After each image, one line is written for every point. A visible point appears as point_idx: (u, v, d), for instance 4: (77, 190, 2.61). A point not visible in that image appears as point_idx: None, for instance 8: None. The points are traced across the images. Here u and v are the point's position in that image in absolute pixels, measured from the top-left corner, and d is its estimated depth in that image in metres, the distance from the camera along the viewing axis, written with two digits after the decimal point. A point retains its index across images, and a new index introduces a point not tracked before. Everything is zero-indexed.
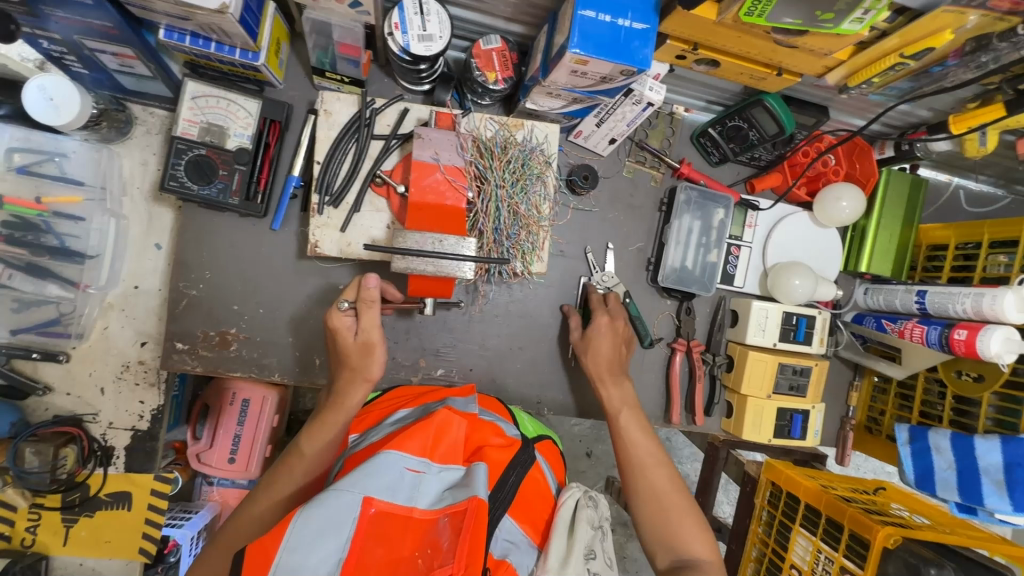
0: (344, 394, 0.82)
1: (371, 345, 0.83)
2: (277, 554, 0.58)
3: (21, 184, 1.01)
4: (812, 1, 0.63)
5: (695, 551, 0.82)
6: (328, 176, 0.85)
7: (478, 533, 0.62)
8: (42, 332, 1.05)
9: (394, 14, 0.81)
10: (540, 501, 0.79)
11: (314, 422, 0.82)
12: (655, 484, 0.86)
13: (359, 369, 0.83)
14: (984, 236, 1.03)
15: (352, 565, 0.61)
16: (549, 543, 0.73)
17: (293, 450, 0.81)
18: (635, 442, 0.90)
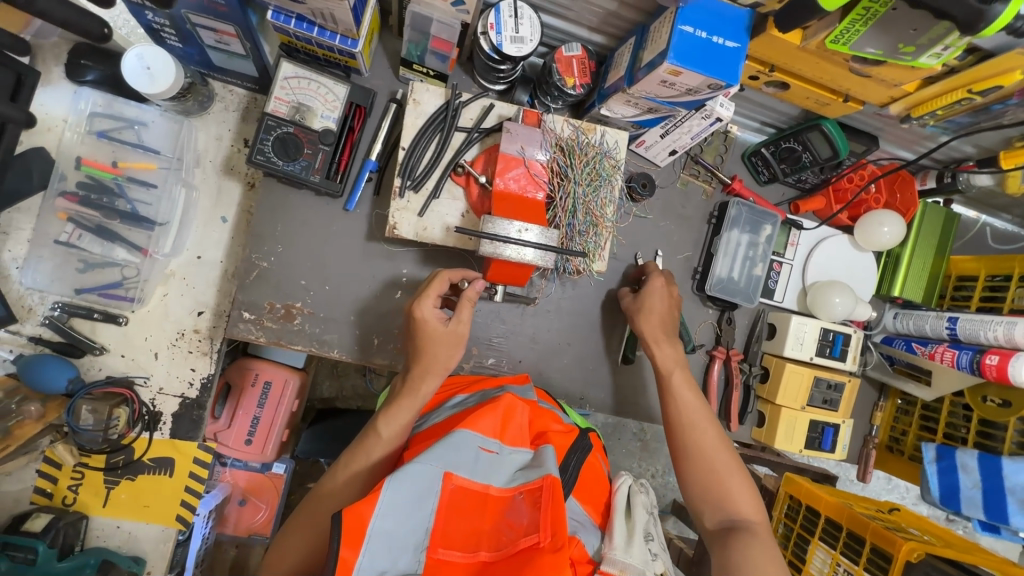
0: (421, 381, 0.84)
1: (460, 335, 0.85)
2: (372, 520, 0.63)
3: (100, 148, 1.04)
4: (898, 34, 0.68)
5: (744, 512, 0.85)
6: (412, 162, 0.89)
7: (558, 508, 0.67)
8: (104, 294, 1.07)
9: (490, 15, 0.86)
10: (598, 484, 0.83)
11: (389, 405, 0.84)
12: (703, 443, 0.89)
13: (442, 357, 0.84)
14: (1014, 271, 1.09)
15: (440, 534, 0.67)
16: (612, 524, 0.77)
17: (371, 432, 0.83)
18: (684, 402, 0.93)
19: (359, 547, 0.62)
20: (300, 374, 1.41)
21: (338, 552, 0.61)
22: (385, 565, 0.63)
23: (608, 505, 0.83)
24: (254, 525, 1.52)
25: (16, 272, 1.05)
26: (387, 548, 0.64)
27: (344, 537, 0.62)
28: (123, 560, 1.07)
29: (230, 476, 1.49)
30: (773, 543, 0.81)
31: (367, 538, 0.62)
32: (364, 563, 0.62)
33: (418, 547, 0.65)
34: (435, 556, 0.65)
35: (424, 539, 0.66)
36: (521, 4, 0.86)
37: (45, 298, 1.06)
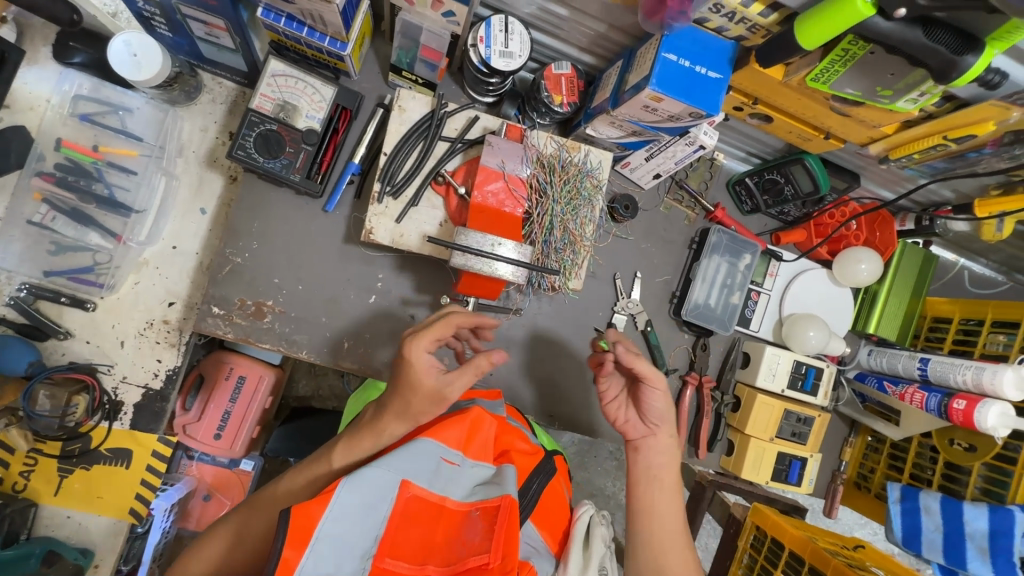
0: (386, 423, 0.76)
1: (442, 397, 0.75)
2: (320, 522, 0.61)
3: (81, 131, 1.03)
4: (876, 77, 0.69)
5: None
6: (392, 168, 0.89)
7: (512, 531, 0.66)
8: (73, 278, 1.05)
9: (480, 28, 0.86)
10: (559, 510, 0.82)
11: (350, 436, 0.79)
12: (669, 568, 0.84)
13: (415, 408, 0.75)
14: (987, 316, 1.10)
15: (389, 542, 0.65)
16: (567, 556, 0.77)
17: (326, 458, 0.80)
18: (660, 517, 0.87)
19: (303, 549, 0.60)
20: (275, 370, 1.40)
21: (281, 551, 0.59)
22: (328, 571, 0.61)
23: (567, 534, 0.82)
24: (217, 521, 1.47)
25: None
26: (333, 553, 0.61)
27: (288, 538, 0.59)
28: (69, 552, 1.04)
29: (196, 471, 1.47)
30: None
31: (314, 539, 0.60)
32: (306, 566, 0.60)
33: (364, 554, 0.63)
34: (380, 565, 0.63)
35: (372, 546, 0.64)
36: (512, 20, 0.87)
37: (12, 279, 1.04)
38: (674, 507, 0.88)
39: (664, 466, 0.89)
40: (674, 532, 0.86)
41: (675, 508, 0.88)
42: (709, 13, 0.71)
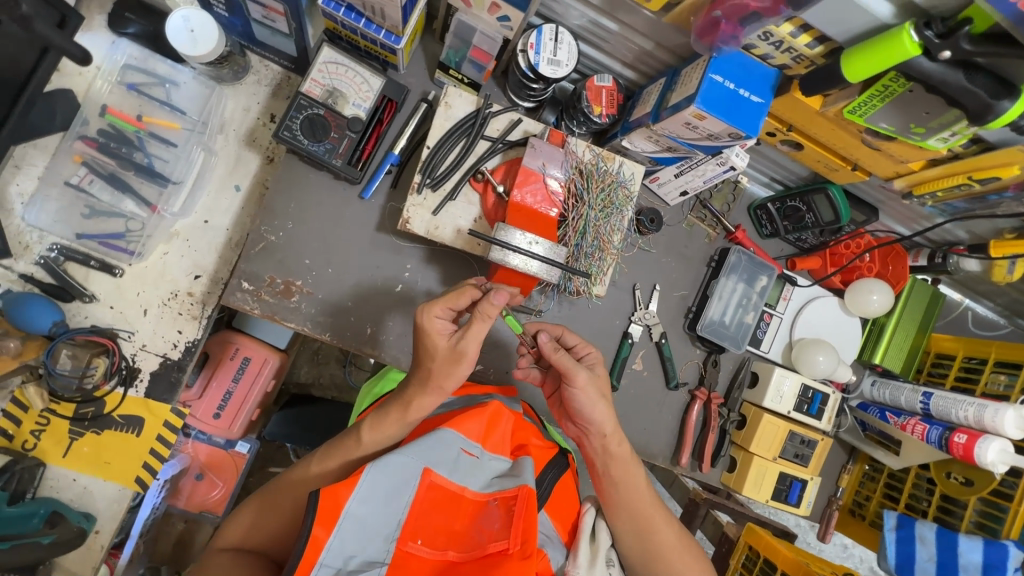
0: (410, 399, 0.79)
1: (460, 357, 0.77)
2: (347, 503, 0.66)
3: (127, 100, 1.05)
4: (911, 114, 0.72)
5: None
6: (434, 161, 0.91)
7: (530, 520, 0.69)
8: (104, 242, 1.06)
9: (532, 35, 0.90)
10: (569, 502, 0.84)
11: (377, 414, 0.81)
12: (662, 541, 0.85)
13: (435, 376, 0.78)
14: (990, 355, 1.13)
15: (411, 526, 0.69)
16: (578, 546, 0.79)
17: (353, 436, 0.82)
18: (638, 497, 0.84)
19: (331, 527, 0.65)
20: (280, 355, 1.40)
21: (311, 530, 0.64)
22: (355, 551, 0.67)
23: (575, 526, 0.84)
24: (207, 502, 1.47)
25: (20, 208, 1.03)
26: (357, 531, 0.67)
27: (318, 516, 0.65)
28: (72, 516, 1.03)
29: (192, 448, 1.45)
30: None
31: (341, 518, 0.66)
32: (334, 544, 0.65)
33: (389, 538, 0.68)
34: (404, 548, 0.68)
35: (395, 531, 0.69)
36: (562, 30, 0.90)
37: (44, 238, 1.05)
38: (638, 488, 0.84)
39: (609, 457, 0.83)
40: (648, 517, 0.84)
41: (640, 488, 0.84)
42: (758, 40, 0.74)
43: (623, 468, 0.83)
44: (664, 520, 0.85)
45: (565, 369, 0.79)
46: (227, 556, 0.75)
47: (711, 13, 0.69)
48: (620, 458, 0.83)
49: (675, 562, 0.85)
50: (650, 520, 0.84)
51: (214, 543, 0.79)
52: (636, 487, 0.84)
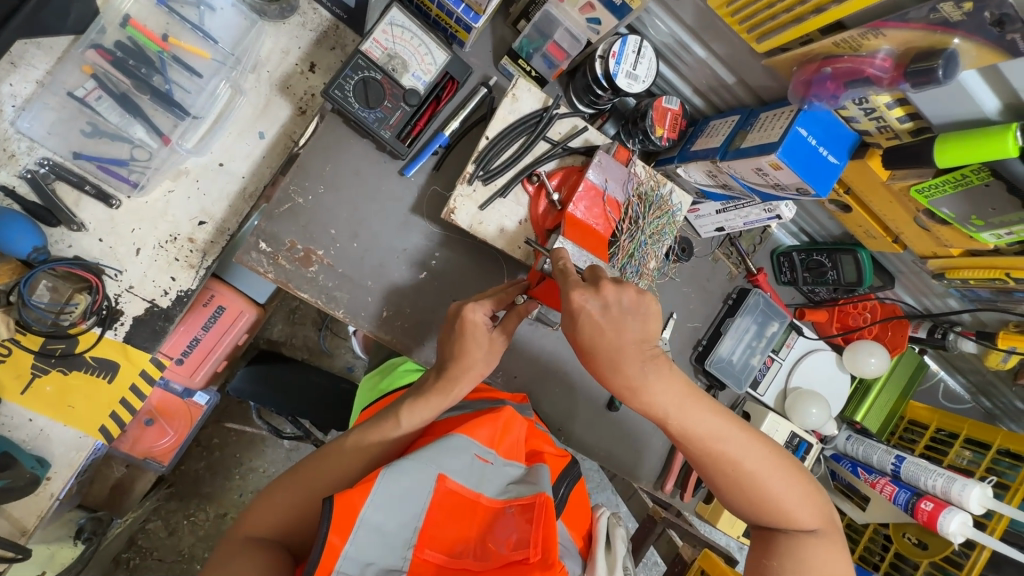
0: (455, 383, 0.79)
1: (498, 345, 0.80)
2: (362, 509, 0.63)
3: (154, 14, 0.95)
4: (976, 206, 0.74)
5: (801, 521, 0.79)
6: (491, 154, 0.87)
7: (550, 526, 0.66)
8: (103, 167, 0.96)
9: (616, 43, 0.86)
10: (582, 509, 0.83)
11: (415, 396, 0.80)
12: (741, 472, 0.77)
13: (480, 365, 0.79)
14: (962, 431, 1.20)
15: (428, 534, 0.67)
16: (595, 557, 0.76)
17: (390, 418, 0.80)
18: (696, 437, 0.76)
19: (347, 536, 0.62)
20: (257, 310, 1.30)
21: (327, 537, 0.61)
22: (372, 558, 0.63)
23: (590, 534, 0.82)
24: (152, 450, 1.32)
25: (10, 111, 0.91)
26: (374, 541, 0.63)
27: (333, 525, 0.61)
28: (26, 460, 0.94)
29: (158, 397, 1.30)
30: (823, 532, 0.79)
31: (357, 525, 0.62)
32: (351, 552, 0.62)
33: (407, 544, 0.65)
34: (421, 556, 0.65)
35: (412, 537, 0.66)
36: (646, 45, 0.87)
37: (33, 150, 0.93)
38: (688, 418, 0.75)
39: (646, 403, 0.73)
40: (715, 442, 0.76)
41: (690, 416, 0.75)
42: (850, 104, 0.73)
43: (658, 403, 0.73)
44: (740, 441, 0.77)
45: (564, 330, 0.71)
46: (256, 549, 0.71)
47: (820, 69, 0.69)
48: (650, 395, 0.72)
49: (767, 489, 0.77)
50: (718, 445, 0.76)
51: (235, 531, 0.74)
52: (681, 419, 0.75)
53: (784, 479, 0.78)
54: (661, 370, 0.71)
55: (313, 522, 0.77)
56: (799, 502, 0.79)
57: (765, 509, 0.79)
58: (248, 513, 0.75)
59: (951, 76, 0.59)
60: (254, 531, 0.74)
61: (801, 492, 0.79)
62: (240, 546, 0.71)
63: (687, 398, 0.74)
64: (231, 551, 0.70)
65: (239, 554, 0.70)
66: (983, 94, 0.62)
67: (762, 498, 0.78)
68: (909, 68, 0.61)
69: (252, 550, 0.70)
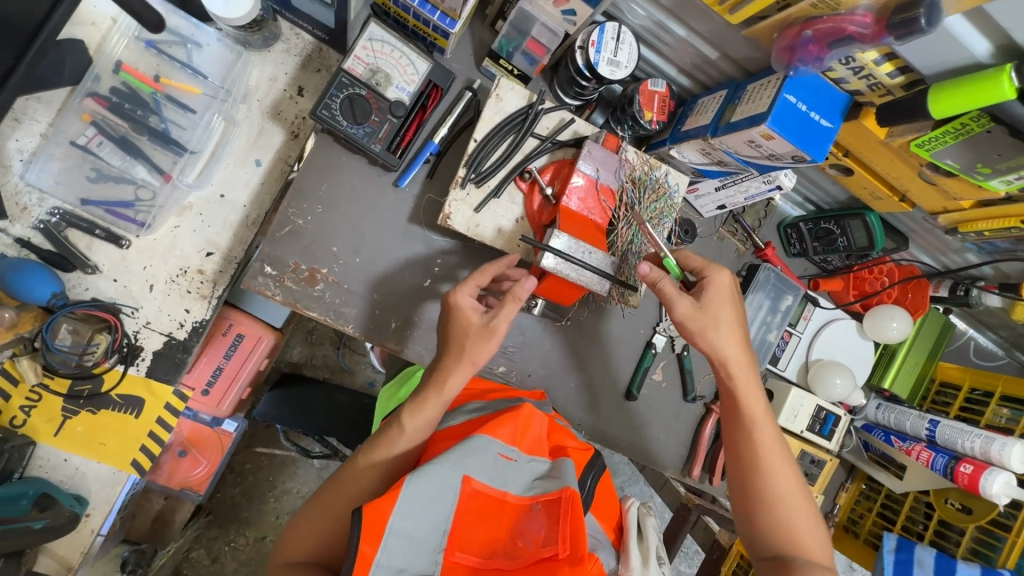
0: (447, 377, 0.77)
1: (492, 331, 0.77)
2: (390, 518, 0.62)
3: (143, 58, 0.98)
4: (980, 154, 0.72)
5: (814, 554, 0.80)
6: (481, 156, 0.87)
7: (579, 523, 0.65)
8: (111, 211, 0.99)
9: (594, 32, 0.85)
10: (610, 500, 0.81)
11: (414, 399, 0.78)
12: (770, 474, 0.82)
13: (470, 353, 0.77)
14: (996, 389, 1.16)
15: (457, 537, 0.65)
16: (629, 550, 0.74)
17: (393, 428, 0.78)
18: (746, 417, 0.84)
19: (378, 544, 0.61)
20: (275, 334, 1.32)
21: (358, 547, 0.60)
22: (404, 564, 0.62)
23: (620, 526, 0.80)
24: (189, 480, 1.35)
25: (19, 166, 0.95)
26: (406, 546, 0.63)
27: (363, 534, 0.61)
28: (64, 498, 0.97)
29: (184, 425, 1.33)
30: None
31: (387, 533, 0.61)
32: (383, 560, 0.61)
33: (436, 548, 0.64)
34: (451, 559, 0.64)
35: (442, 540, 0.64)
36: (624, 30, 0.86)
37: (44, 201, 0.96)
38: (742, 396, 0.84)
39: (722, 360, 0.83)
40: (754, 433, 0.84)
41: (745, 394, 0.84)
42: (837, 64, 0.71)
43: (733, 358, 0.83)
44: (774, 448, 0.84)
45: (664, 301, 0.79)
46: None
47: (801, 34, 0.68)
48: (725, 347, 0.82)
49: (783, 512, 0.81)
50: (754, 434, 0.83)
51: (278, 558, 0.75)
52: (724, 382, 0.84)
53: (803, 504, 0.82)
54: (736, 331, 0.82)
55: (343, 538, 0.76)
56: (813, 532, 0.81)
57: (782, 526, 0.80)
58: (286, 536, 0.77)
59: (935, 23, 0.57)
60: (293, 556, 0.75)
61: (816, 523, 0.82)
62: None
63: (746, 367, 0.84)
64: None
65: None
66: (972, 37, 0.60)
67: (782, 514, 0.81)
68: (891, 21, 0.59)
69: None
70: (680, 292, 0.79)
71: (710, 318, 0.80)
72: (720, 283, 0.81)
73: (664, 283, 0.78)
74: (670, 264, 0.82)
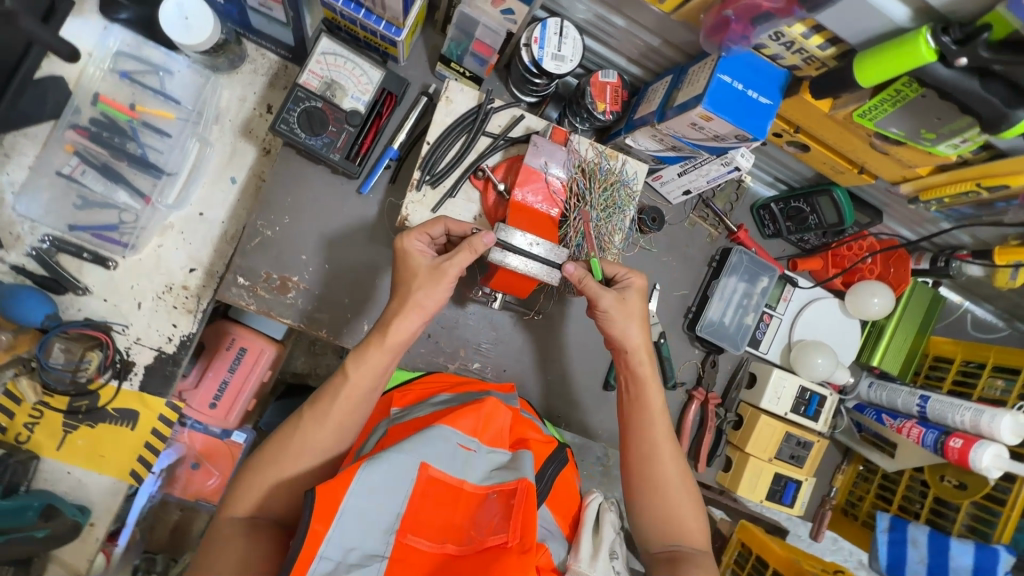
0: (395, 318, 0.79)
1: (442, 272, 0.79)
2: (344, 500, 0.63)
3: (119, 88, 1.03)
4: (922, 119, 0.71)
5: (693, 538, 0.84)
6: (434, 158, 0.90)
7: (530, 512, 0.66)
8: (97, 234, 1.04)
9: (536, 29, 0.87)
10: (570, 496, 0.81)
11: (359, 348, 0.79)
12: (661, 462, 0.85)
13: (418, 293, 0.79)
14: (988, 360, 1.13)
15: (411, 520, 0.66)
16: (579, 540, 0.75)
17: (338, 375, 0.78)
18: (647, 410, 0.87)
19: (330, 523, 0.62)
20: (277, 346, 1.33)
21: (309, 524, 0.61)
22: (355, 544, 0.63)
23: (578, 519, 0.81)
24: (202, 492, 1.39)
25: (11, 198, 1.01)
26: (357, 526, 0.64)
27: (316, 513, 0.61)
28: (67, 508, 1.03)
29: (186, 437, 1.36)
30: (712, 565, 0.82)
31: (339, 513, 0.62)
32: (334, 537, 0.62)
33: (388, 529, 0.65)
34: (404, 541, 0.65)
35: (395, 523, 0.65)
36: (567, 25, 0.88)
37: (35, 229, 1.03)
38: (643, 387, 0.88)
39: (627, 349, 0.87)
40: (653, 427, 0.86)
41: (645, 386, 0.88)
42: (768, 41, 0.72)
43: (635, 347, 0.87)
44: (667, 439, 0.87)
45: (589, 296, 0.84)
46: (241, 535, 0.69)
47: (722, 13, 0.69)
48: (625, 333, 0.86)
49: (671, 496, 0.84)
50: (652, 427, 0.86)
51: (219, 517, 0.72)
52: (633, 367, 0.88)
53: (689, 493, 0.86)
54: (638, 323, 0.87)
55: (294, 492, 0.74)
56: (695, 519, 0.85)
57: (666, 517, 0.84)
58: (228, 495, 0.73)
59: None
60: (236, 512, 0.72)
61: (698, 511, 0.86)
62: (224, 534, 0.69)
63: (646, 360, 0.88)
64: (218, 540, 0.69)
65: (224, 541, 0.69)
66: (889, 3, 0.59)
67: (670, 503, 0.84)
68: None
69: (235, 536, 0.69)
70: (603, 287, 0.83)
71: (625, 308, 0.85)
72: (642, 286, 0.88)
73: (588, 280, 0.83)
74: (594, 263, 0.85)
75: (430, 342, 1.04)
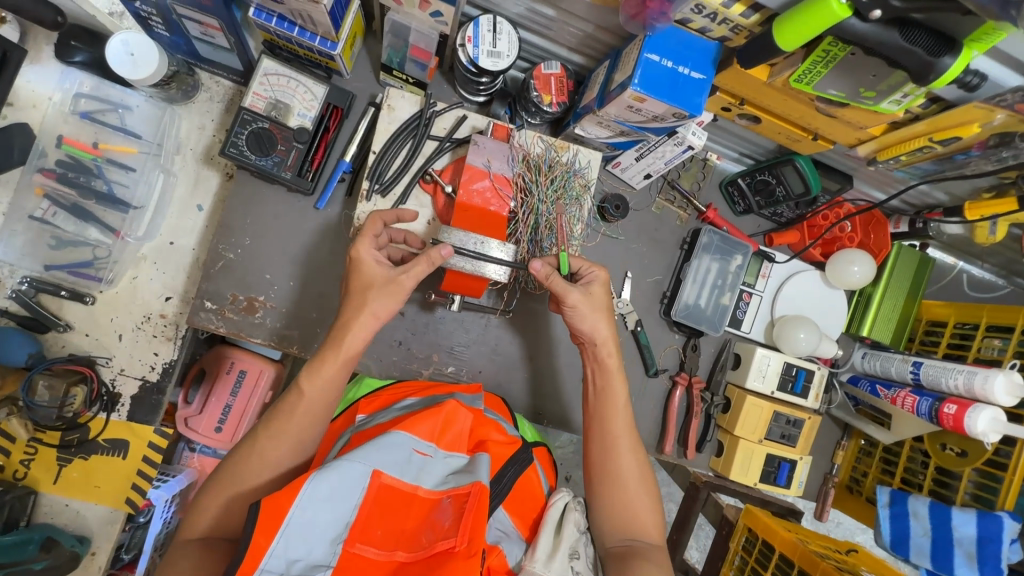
0: (348, 330, 0.78)
1: (397, 283, 0.78)
2: (290, 512, 0.63)
3: (82, 129, 1.05)
4: (859, 78, 0.68)
5: (650, 532, 0.83)
6: (381, 166, 0.90)
7: (479, 517, 0.67)
8: (74, 271, 1.07)
9: (469, 28, 0.86)
10: (530, 499, 0.82)
11: (315, 362, 0.78)
12: (620, 457, 0.84)
13: (373, 302, 0.78)
14: (982, 320, 1.08)
15: (359, 529, 0.67)
16: (537, 540, 0.76)
17: (294, 390, 0.78)
18: (607, 404, 0.86)
19: (274, 536, 0.63)
20: (277, 365, 1.27)
21: (251, 538, 0.61)
22: (299, 555, 0.64)
23: (539, 520, 0.81)
24: None
25: None
26: (302, 537, 0.64)
27: (259, 525, 0.62)
28: (66, 539, 1.06)
29: (199, 463, 1.29)
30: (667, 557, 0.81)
31: (283, 526, 0.63)
32: (277, 550, 0.63)
33: (335, 539, 0.66)
34: (351, 550, 0.66)
35: (343, 531, 0.66)
36: (500, 20, 0.87)
37: (14, 272, 1.06)
38: (605, 381, 0.87)
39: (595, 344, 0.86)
40: (614, 421, 0.86)
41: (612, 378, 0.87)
42: (692, 14, 0.71)
43: (600, 341, 0.86)
44: (627, 433, 0.86)
45: (557, 292, 0.82)
46: (190, 554, 0.69)
47: None
48: (594, 328, 0.85)
49: (629, 489, 0.83)
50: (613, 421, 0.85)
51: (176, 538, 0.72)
52: (601, 358, 0.87)
53: (649, 487, 0.84)
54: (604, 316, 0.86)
55: (243, 506, 0.75)
56: (652, 512, 0.84)
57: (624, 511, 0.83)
58: (185, 517, 0.74)
59: None
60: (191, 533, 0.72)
61: (655, 504, 0.85)
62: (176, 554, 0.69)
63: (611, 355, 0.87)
64: (169, 556, 0.70)
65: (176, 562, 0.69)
66: None
67: (628, 498, 0.83)
68: None
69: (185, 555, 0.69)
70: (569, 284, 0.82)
71: (592, 301, 0.84)
72: (602, 278, 0.86)
73: (554, 278, 0.81)
74: (561, 258, 0.84)
75: (402, 350, 1.04)
